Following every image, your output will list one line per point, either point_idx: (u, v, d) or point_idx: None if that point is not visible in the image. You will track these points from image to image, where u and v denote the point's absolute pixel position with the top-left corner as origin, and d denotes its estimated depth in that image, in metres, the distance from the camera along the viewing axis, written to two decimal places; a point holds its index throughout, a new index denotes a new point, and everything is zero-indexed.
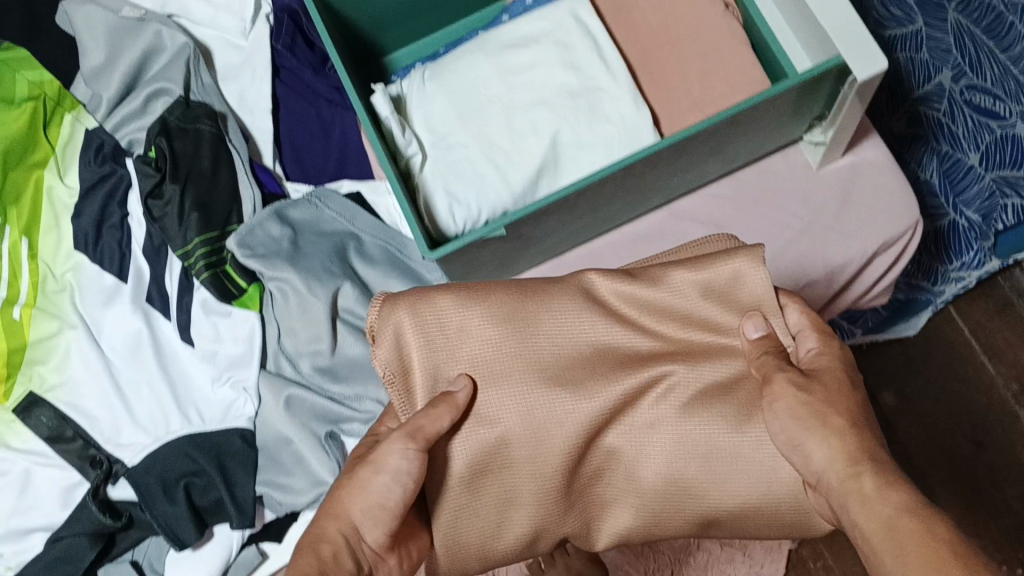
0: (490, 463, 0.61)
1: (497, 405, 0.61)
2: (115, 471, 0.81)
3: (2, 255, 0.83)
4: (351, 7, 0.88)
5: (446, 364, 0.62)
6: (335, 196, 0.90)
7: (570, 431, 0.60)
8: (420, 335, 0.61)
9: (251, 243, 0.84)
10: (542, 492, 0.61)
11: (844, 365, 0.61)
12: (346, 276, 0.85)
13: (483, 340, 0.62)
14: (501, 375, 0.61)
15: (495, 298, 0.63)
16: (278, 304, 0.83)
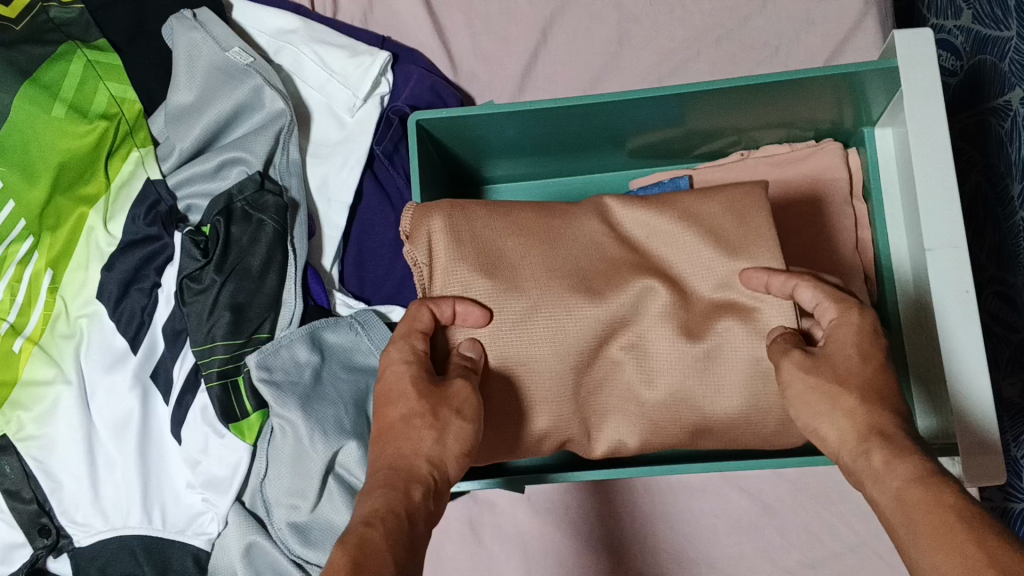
0: (507, 354, 0.63)
1: (521, 293, 0.64)
2: (60, 545, 0.78)
3: (20, 280, 0.79)
4: (476, 130, 0.78)
5: (474, 258, 0.64)
6: (378, 324, 0.83)
7: (581, 329, 0.63)
8: (450, 234, 0.65)
9: (272, 363, 0.79)
10: (554, 383, 0.64)
11: (866, 330, 0.57)
12: (355, 432, 0.79)
13: (507, 243, 0.66)
14: (524, 268, 0.65)
15: (519, 214, 0.67)
16: (275, 441, 0.78)
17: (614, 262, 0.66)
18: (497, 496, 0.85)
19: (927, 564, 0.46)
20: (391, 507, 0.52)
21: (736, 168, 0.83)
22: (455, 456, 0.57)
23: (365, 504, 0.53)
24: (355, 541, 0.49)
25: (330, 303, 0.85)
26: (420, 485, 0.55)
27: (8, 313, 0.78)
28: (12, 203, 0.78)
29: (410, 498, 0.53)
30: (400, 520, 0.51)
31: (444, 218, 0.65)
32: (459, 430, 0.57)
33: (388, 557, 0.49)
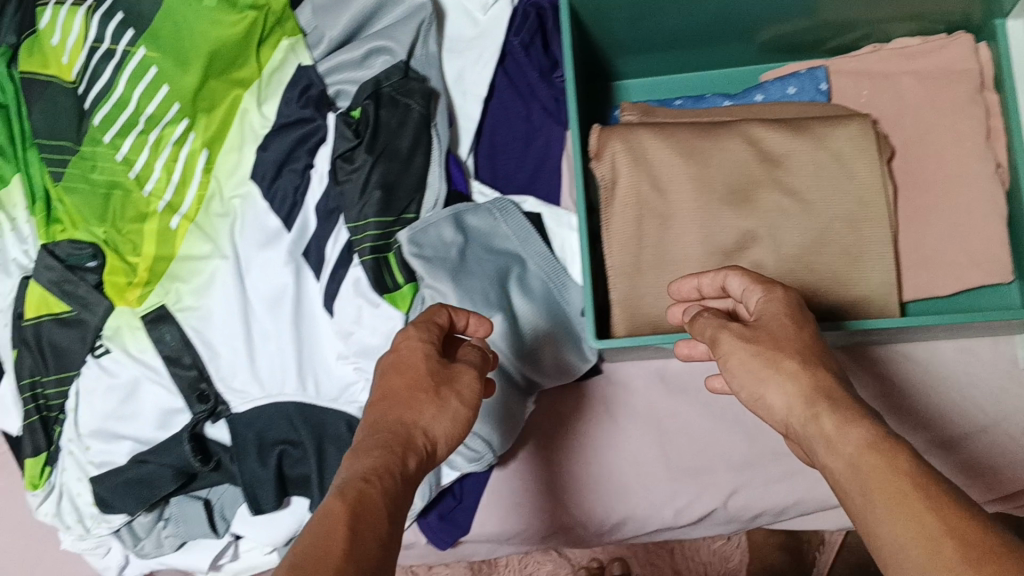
0: (665, 259, 0.77)
1: (680, 203, 0.77)
2: (218, 412, 0.82)
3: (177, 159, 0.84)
4: (609, 19, 0.82)
5: (647, 177, 0.77)
6: (517, 212, 0.86)
7: (732, 232, 0.77)
8: (629, 159, 0.76)
9: (422, 241, 0.82)
10: (706, 276, 0.77)
11: (792, 306, 0.56)
12: (501, 306, 0.83)
13: (669, 163, 0.77)
14: (680, 190, 0.77)
15: (679, 133, 0.78)
16: (426, 313, 0.81)
17: (754, 176, 0.78)
18: (630, 377, 0.88)
19: (886, 534, 0.43)
20: (387, 468, 0.51)
21: (868, 59, 0.86)
22: (447, 435, 0.56)
23: (359, 461, 0.51)
24: (355, 494, 0.48)
25: (468, 189, 0.87)
26: (414, 456, 0.54)
27: (164, 192, 0.84)
28: (166, 87, 0.83)
29: (406, 465, 0.52)
30: (396, 484, 0.51)
31: (623, 143, 0.76)
32: (457, 413, 0.57)
33: (381, 517, 0.48)
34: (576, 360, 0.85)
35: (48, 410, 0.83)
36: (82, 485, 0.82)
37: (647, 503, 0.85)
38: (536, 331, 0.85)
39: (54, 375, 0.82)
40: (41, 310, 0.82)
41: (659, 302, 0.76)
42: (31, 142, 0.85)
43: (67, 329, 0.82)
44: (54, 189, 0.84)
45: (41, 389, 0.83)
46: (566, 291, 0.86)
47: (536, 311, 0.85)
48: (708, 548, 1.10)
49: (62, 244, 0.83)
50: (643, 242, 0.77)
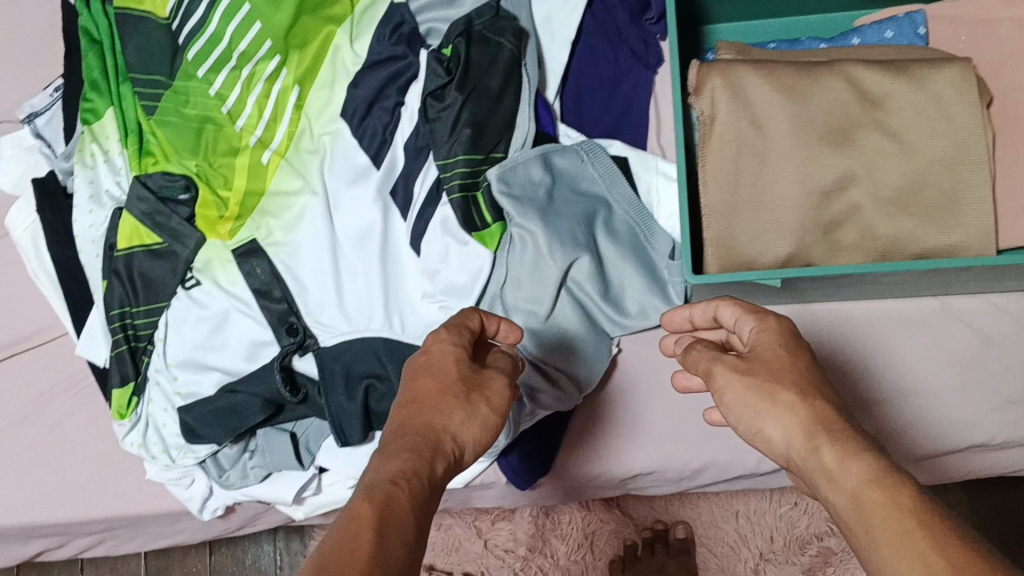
0: (763, 197, 0.77)
1: (778, 141, 0.77)
2: (306, 345, 0.82)
3: (269, 94, 0.85)
4: None
5: (746, 113, 0.77)
6: (606, 155, 0.85)
7: (830, 172, 0.76)
8: (728, 93, 0.77)
9: (510, 180, 0.82)
10: (802, 216, 0.76)
11: (785, 333, 0.58)
12: (588, 248, 0.82)
13: (768, 100, 0.77)
14: (778, 127, 0.77)
15: (778, 70, 0.78)
16: (514, 251, 0.82)
17: (853, 117, 0.77)
18: None
19: (886, 563, 0.44)
20: (414, 472, 0.49)
21: (967, 4, 0.84)
22: (476, 440, 0.55)
23: (385, 465, 0.49)
24: (381, 498, 0.46)
25: (555, 131, 0.87)
26: (442, 461, 0.52)
27: (255, 128, 0.85)
28: (259, 24, 0.84)
29: (433, 470, 0.51)
30: (424, 490, 0.49)
31: (722, 78, 0.77)
32: (487, 420, 0.56)
33: (407, 523, 0.46)
34: (660, 305, 0.83)
35: (137, 340, 0.84)
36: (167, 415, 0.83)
37: (730, 450, 0.84)
38: (621, 274, 0.84)
39: (144, 306, 0.83)
40: (132, 241, 0.83)
41: (755, 241, 0.76)
42: (125, 77, 0.86)
43: (158, 260, 0.83)
44: (148, 122, 0.85)
45: (131, 320, 0.83)
46: (653, 235, 0.84)
47: (621, 255, 0.84)
48: (775, 512, 1.08)
49: (154, 176, 0.84)
50: (740, 179, 0.76)
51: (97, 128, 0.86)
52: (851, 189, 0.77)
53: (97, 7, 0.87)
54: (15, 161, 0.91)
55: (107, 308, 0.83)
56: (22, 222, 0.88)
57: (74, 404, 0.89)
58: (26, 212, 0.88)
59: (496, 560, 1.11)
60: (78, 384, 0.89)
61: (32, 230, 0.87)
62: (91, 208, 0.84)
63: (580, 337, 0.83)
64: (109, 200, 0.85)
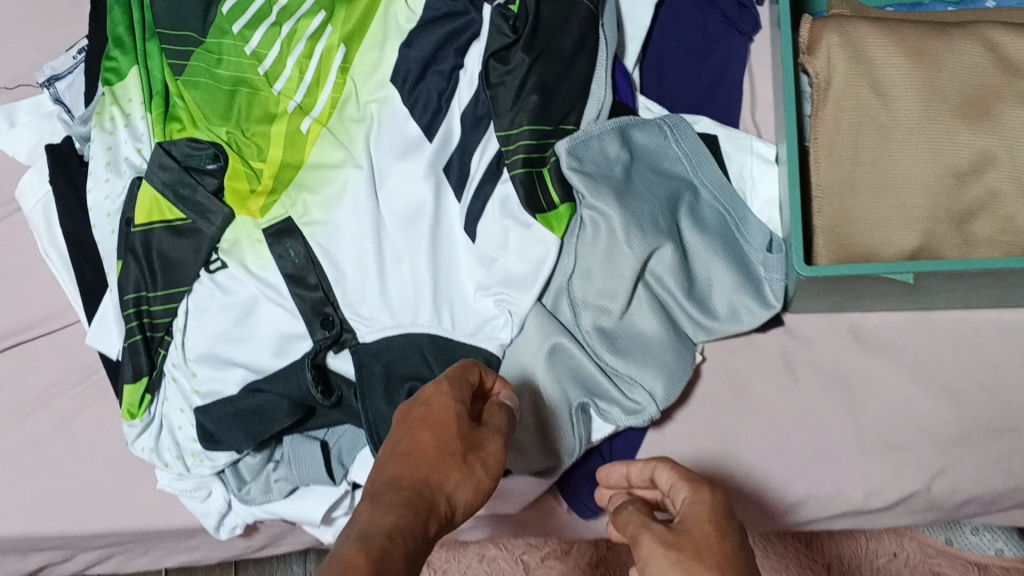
0: (885, 180, 0.64)
1: (903, 113, 0.64)
2: (342, 340, 0.72)
3: (311, 54, 0.75)
4: None
5: (866, 77, 0.65)
6: (693, 133, 0.73)
7: (966, 151, 0.63)
8: (847, 53, 0.65)
9: (582, 155, 0.71)
10: (930, 202, 0.64)
11: (718, 509, 0.51)
12: (670, 236, 0.71)
13: (892, 62, 0.65)
14: (904, 95, 0.64)
15: (905, 30, 0.66)
16: (584, 239, 0.71)
17: (993, 86, 0.64)
18: (817, 333, 0.74)
19: None
20: (408, 528, 0.46)
21: None
22: (468, 502, 0.51)
23: (379, 515, 0.46)
24: (376, 549, 0.43)
25: (634, 104, 0.76)
26: (434, 521, 0.49)
27: (294, 93, 0.74)
28: None
29: (426, 527, 0.47)
30: (415, 549, 0.45)
31: (840, 36, 0.65)
32: (482, 483, 0.52)
33: None
34: (754, 306, 0.71)
35: (153, 330, 0.73)
36: (184, 416, 0.73)
37: (832, 481, 0.72)
38: (709, 269, 0.72)
39: (162, 291, 0.73)
40: (152, 216, 0.73)
41: (876, 232, 0.65)
42: (152, 33, 0.77)
43: (180, 239, 0.73)
44: (175, 84, 0.75)
45: (147, 307, 0.73)
46: (746, 223, 0.73)
47: (710, 247, 0.72)
48: (871, 566, 0.92)
49: (180, 143, 0.74)
50: (859, 156, 0.65)
51: (119, 90, 0.77)
52: (991, 171, 0.63)
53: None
54: (31, 128, 0.82)
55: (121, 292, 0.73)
56: (33, 194, 0.79)
57: (84, 400, 0.79)
58: (38, 184, 0.79)
59: None
60: (87, 379, 0.79)
61: (45, 203, 0.79)
62: (107, 177, 0.75)
63: (660, 341, 0.70)
64: (127, 170, 0.75)
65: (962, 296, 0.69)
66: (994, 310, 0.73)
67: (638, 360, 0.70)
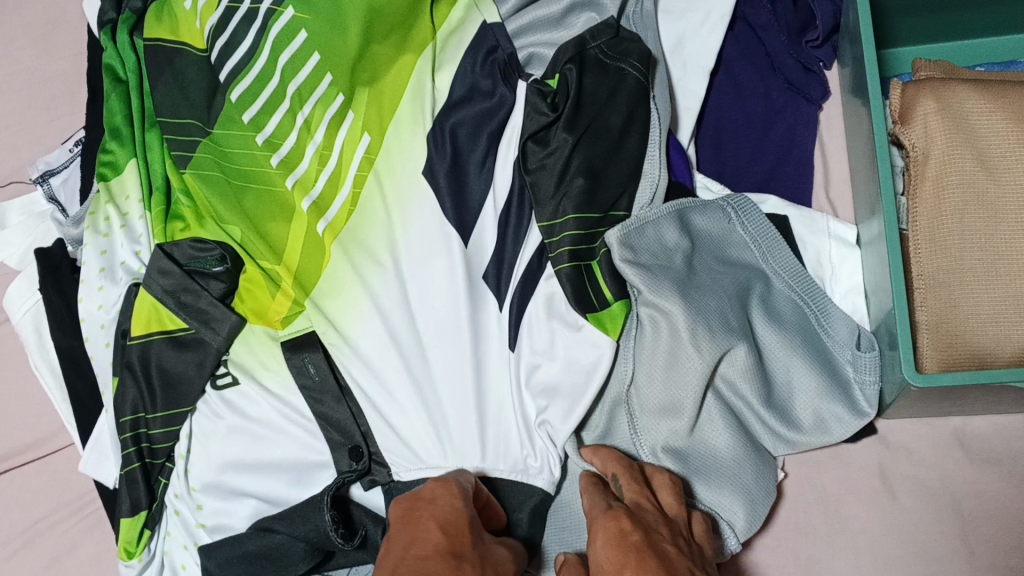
0: (999, 266, 0.55)
1: (1015, 189, 0.55)
2: (371, 474, 0.63)
3: (330, 143, 0.66)
4: None
5: (972, 147, 0.56)
6: (763, 215, 0.64)
7: None
8: (946, 119, 0.56)
9: (637, 244, 0.62)
10: None
11: (609, 533, 0.51)
12: (743, 334, 0.61)
13: (1000, 131, 0.56)
14: (1015, 169, 0.55)
15: (1014, 93, 0.57)
16: (643, 340, 0.62)
17: None
18: (915, 441, 0.64)
19: None
20: None
21: None
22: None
23: None
24: None
25: (692, 183, 0.67)
26: None
27: (314, 187, 0.66)
28: (317, 55, 0.66)
29: None
30: None
31: (936, 101, 0.57)
32: None
33: None
34: (843, 413, 0.61)
35: (152, 456, 0.64)
36: (190, 552, 0.64)
37: None
38: (787, 371, 0.62)
39: (162, 413, 0.63)
40: (150, 326, 0.64)
41: (990, 327, 0.54)
42: (151, 122, 0.70)
43: (182, 352, 0.64)
44: (177, 178, 0.68)
45: (145, 430, 0.64)
46: (828, 315, 0.63)
47: (787, 345, 0.62)
48: None
49: (182, 244, 0.66)
50: (965, 239, 0.55)
51: (115, 185, 0.69)
52: None
53: (124, 40, 0.71)
54: (23, 229, 0.75)
55: (116, 415, 0.64)
56: (23, 302, 0.71)
57: (77, 534, 0.69)
58: (29, 291, 0.71)
59: None
60: (83, 509, 0.70)
61: (35, 313, 0.71)
62: (101, 285, 0.66)
63: (739, 460, 0.60)
64: (122, 277, 0.67)
65: None
66: None
67: (709, 481, 0.60)
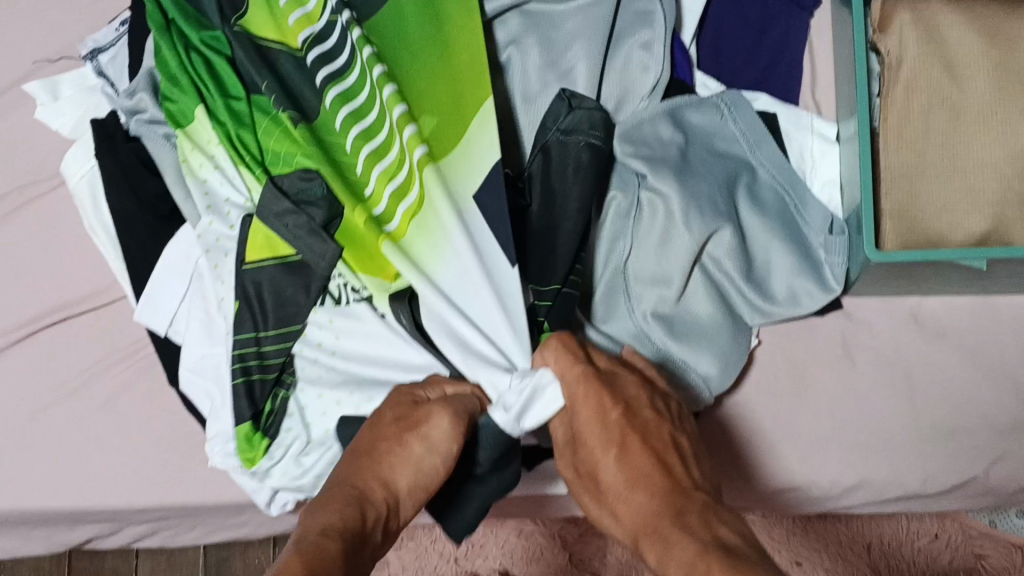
0: (954, 163, 0.63)
1: (975, 95, 0.63)
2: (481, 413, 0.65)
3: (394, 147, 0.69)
4: None
5: (940, 56, 0.63)
6: (753, 111, 0.71)
7: None
8: (919, 30, 0.63)
9: (637, 139, 0.70)
10: (1002, 187, 0.62)
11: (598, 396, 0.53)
12: (730, 218, 0.69)
13: (966, 42, 0.63)
14: (977, 77, 0.63)
15: (981, 8, 0.64)
16: (642, 221, 0.69)
17: None
18: (876, 316, 0.73)
19: None
20: (345, 521, 0.46)
21: None
22: (410, 490, 0.52)
23: (318, 514, 0.46)
24: (311, 539, 0.43)
25: (692, 80, 0.75)
26: (374, 511, 0.49)
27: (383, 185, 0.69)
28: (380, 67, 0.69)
29: (364, 521, 0.47)
30: (354, 539, 0.45)
31: (912, 13, 0.64)
32: (427, 463, 0.53)
33: (336, 563, 0.42)
34: (814, 289, 0.70)
35: (264, 370, 0.69)
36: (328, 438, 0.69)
37: (888, 468, 0.70)
38: (767, 253, 0.71)
39: (274, 330, 0.69)
40: (263, 253, 0.69)
41: (944, 216, 0.62)
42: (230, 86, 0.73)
43: (293, 276, 0.69)
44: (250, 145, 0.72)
45: (259, 343, 0.69)
46: (806, 207, 0.71)
47: (768, 229, 0.70)
48: (912, 547, 1.01)
49: (292, 175, 0.70)
50: (928, 138, 0.63)
51: (195, 132, 0.73)
52: None
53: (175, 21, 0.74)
54: (73, 101, 0.82)
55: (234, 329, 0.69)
56: (78, 170, 0.79)
57: (132, 377, 0.79)
58: (82, 158, 0.79)
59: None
60: (136, 356, 0.79)
61: (89, 178, 0.79)
62: (212, 220, 0.71)
63: (717, 325, 0.69)
64: (230, 213, 0.72)
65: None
66: None
67: (696, 345, 0.68)
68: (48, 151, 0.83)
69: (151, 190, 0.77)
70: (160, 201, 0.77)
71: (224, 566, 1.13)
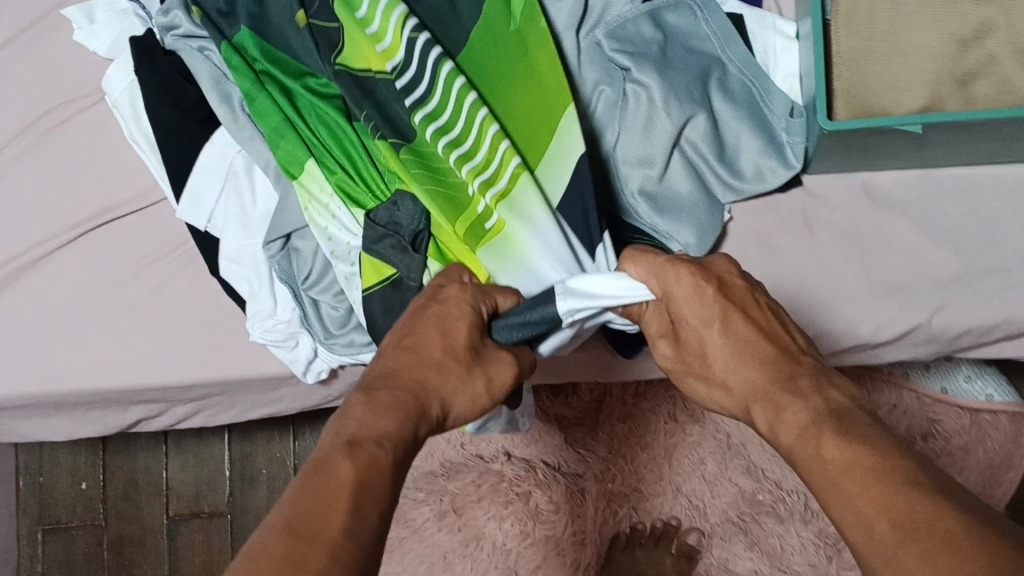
0: (895, 48, 0.73)
1: None
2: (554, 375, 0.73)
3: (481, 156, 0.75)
4: None
5: None
6: (721, 12, 0.81)
7: (967, 21, 0.72)
8: None
9: (622, 39, 0.81)
10: (937, 67, 0.72)
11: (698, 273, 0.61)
12: (704, 105, 0.79)
13: None
14: None
15: None
16: (629, 109, 0.79)
17: None
18: (831, 191, 0.83)
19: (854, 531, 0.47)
20: (397, 435, 0.53)
21: None
22: (462, 411, 0.59)
23: (374, 423, 0.53)
24: (368, 459, 0.50)
25: None
26: (426, 423, 0.56)
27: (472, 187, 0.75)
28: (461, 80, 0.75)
29: (415, 432, 0.54)
30: (401, 454, 0.52)
31: None
32: (483, 395, 0.59)
33: (384, 491, 0.50)
34: (777, 167, 0.80)
35: None
36: None
37: (844, 320, 0.81)
38: (737, 136, 0.81)
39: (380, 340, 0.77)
40: (372, 279, 0.77)
41: (888, 93, 0.72)
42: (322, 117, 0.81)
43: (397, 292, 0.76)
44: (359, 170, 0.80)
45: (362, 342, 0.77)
46: (770, 96, 0.81)
47: (737, 115, 0.80)
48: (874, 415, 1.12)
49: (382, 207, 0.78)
50: (872, 28, 0.73)
51: (308, 182, 0.80)
52: (989, 39, 0.72)
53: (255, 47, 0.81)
54: (108, 23, 0.90)
55: None
56: (120, 84, 0.87)
57: (175, 268, 0.88)
58: (123, 73, 0.87)
59: (577, 456, 1.15)
60: (177, 250, 0.88)
61: (131, 90, 0.87)
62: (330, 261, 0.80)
63: (695, 199, 0.79)
64: (352, 253, 0.80)
65: (962, 151, 0.78)
66: (990, 166, 0.82)
67: (678, 217, 0.79)
68: (86, 70, 0.92)
69: (188, 98, 0.86)
70: (195, 107, 0.86)
71: (247, 460, 1.23)
